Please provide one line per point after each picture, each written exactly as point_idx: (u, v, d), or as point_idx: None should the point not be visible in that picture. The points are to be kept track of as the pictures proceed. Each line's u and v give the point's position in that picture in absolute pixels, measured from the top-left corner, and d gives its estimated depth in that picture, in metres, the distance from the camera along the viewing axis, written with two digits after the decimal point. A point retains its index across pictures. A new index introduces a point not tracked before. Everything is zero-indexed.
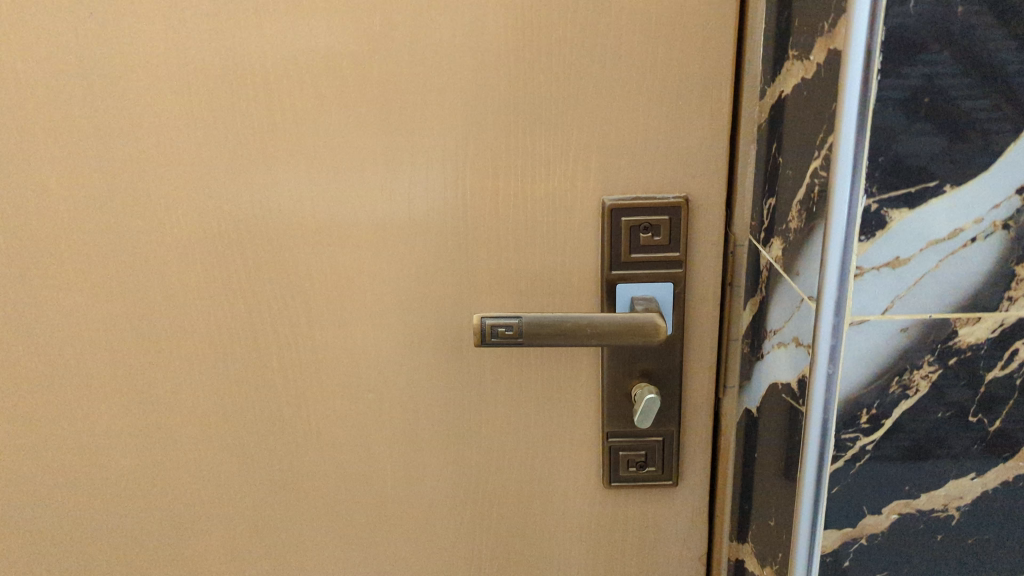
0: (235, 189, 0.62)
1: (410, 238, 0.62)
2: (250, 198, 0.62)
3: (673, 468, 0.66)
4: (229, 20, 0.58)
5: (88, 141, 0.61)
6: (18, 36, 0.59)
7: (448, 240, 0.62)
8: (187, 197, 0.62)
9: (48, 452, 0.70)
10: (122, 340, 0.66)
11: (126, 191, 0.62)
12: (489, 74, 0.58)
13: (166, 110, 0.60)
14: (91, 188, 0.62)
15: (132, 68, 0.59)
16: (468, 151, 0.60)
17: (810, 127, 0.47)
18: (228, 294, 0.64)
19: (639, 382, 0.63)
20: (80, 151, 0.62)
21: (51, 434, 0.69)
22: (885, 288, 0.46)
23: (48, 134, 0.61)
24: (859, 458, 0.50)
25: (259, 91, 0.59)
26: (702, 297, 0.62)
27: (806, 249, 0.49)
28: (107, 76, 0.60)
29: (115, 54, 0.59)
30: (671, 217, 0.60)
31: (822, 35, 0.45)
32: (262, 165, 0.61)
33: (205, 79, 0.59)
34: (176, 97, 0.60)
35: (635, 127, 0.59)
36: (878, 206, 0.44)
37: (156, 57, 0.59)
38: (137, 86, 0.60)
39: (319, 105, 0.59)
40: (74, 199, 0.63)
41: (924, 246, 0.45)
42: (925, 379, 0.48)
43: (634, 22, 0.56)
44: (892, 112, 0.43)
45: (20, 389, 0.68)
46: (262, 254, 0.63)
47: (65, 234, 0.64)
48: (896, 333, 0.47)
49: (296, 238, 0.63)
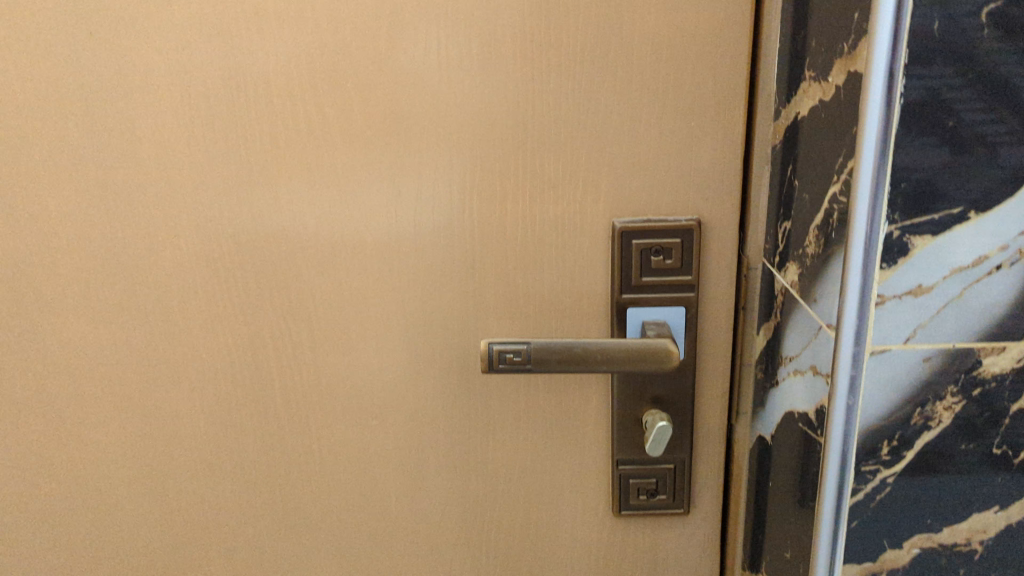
0: (236, 209, 0.61)
1: (417, 260, 0.61)
2: (252, 218, 0.61)
3: (684, 497, 0.65)
4: (232, 37, 0.56)
5: (86, 160, 0.60)
6: (15, 52, 0.58)
7: (454, 261, 0.61)
8: (187, 218, 0.61)
9: (44, 476, 0.68)
10: (120, 363, 0.65)
11: (125, 211, 0.61)
12: (496, 93, 0.57)
13: (167, 128, 0.59)
14: (90, 208, 0.61)
15: (132, 85, 0.58)
16: (475, 171, 0.59)
17: (829, 151, 0.46)
18: (229, 316, 0.63)
19: (650, 408, 0.62)
20: (78, 169, 0.60)
21: (47, 458, 0.68)
22: (907, 316, 0.44)
23: (46, 152, 0.60)
24: (880, 491, 0.48)
25: (262, 110, 0.58)
26: (714, 321, 0.61)
27: (824, 275, 0.47)
28: (107, 94, 0.58)
29: (114, 71, 0.58)
30: (683, 239, 0.59)
31: (841, 57, 0.44)
32: (264, 185, 0.60)
33: (206, 97, 0.58)
34: (177, 115, 0.58)
35: (646, 148, 0.57)
36: (900, 232, 0.43)
37: (157, 75, 0.58)
38: (137, 105, 0.58)
39: (324, 124, 0.58)
40: (72, 219, 0.61)
41: (948, 274, 0.44)
42: (948, 410, 0.46)
43: (646, 41, 0.55)
44: (915, 136, 0.42)
45: (15, 412, 0.67)
46: (263, 276, 0.62)
47: (62, 254, 0.62)
48: (919, 363, 0.45)
49: (299, 259, 0.61)
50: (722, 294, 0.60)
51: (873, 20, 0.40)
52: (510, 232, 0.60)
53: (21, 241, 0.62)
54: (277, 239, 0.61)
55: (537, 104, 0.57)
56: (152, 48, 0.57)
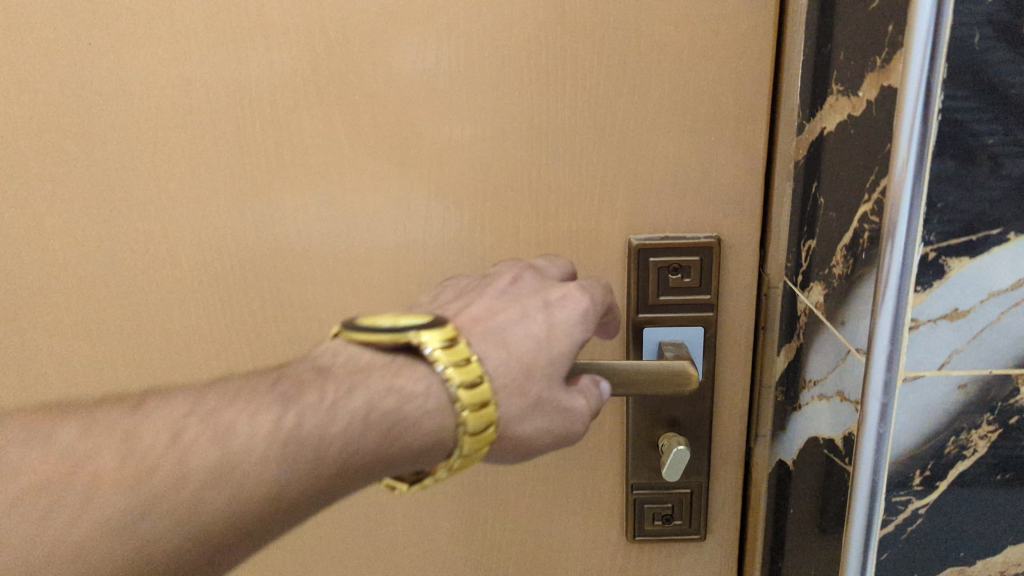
0: (244, 225, 0.59)
1: (434, 273, 0.60)
2: (260, 234, 0.60)
3: (701, 522, 0.64)
4: (236, 50, 0.55)
5: (89, 175, 0.59)
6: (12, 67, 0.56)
7: (471, 275, 0.60)
8: (195, 233, 0.60)
9: None
10: (132, 377, 0.64)
11: (133, 227, 0.60)
12: (509, 107, 0.55)
13: (172, 143, 0.57)
14: (97, 224, 0.60)
15: (134, 99, 0.56)
16: (489, 187, 0.58)
17: (859, 168, 0.44)
18: (241, 331, 0.63)
19: (666, 431, 0.61)
20: (81, 185, 0.59)
21: None
22: (942, 342, 0.42)
23: (48, 167, 0.59)
24: (911, 523, 0.46)
25: (268, 124, 0.57)
26: (732, 340, 0.60)
27: (853, 298, 0.45)
28: (108, 108, 0.57)
29: (114, 85, 0.56)
30: (702, 257, 0.58)
31: (873, 71, 0.42)
32: (271, 200, 0.59)
33: (211, 111, 0.56)
34: (181, 130, 0.57)
35: (664, 164, 0.56)
36: (935, 254, 0.41)
37: (159, 89, 0.56)
38: (139, 119, 0.57)
39: (336, 137, 0.57)
40: (78, 235, 0.60)
41: (985, 298, 0.42)
42: (983, 438, 0.44)
43: (664, 54, 0.53)
44: (952, 156, 0.40)
45: None
46: (274, 291, 0.61)
47: (70, 270, 0.62)
48: (953, 390, 0.43)
49: (311, 275, 0.61)
50: (742, 312, 0.59)
51: (909, 33, 0.39)
52: (527, 247, 0.59)
53: (28, 261, 0.62)
54: (291, 252, 0.60)
55: (551, 118, 0.55)
56: (155, 61, 0.55)
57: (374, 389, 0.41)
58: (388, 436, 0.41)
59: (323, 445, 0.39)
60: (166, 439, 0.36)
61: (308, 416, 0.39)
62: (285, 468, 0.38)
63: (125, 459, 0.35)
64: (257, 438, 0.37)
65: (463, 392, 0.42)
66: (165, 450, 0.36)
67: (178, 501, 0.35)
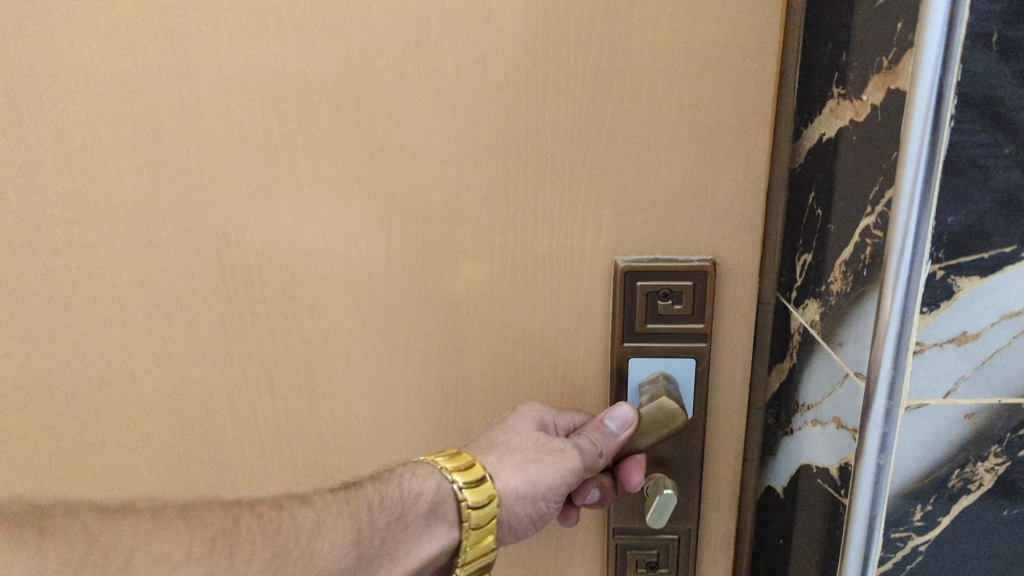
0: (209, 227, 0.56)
1: (413, 295, 0.57)
2: (227, 239, 0.56)
3: (688, 568, 0.61)
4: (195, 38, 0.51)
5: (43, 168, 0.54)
6: None
7: (452, 297, 0.57)
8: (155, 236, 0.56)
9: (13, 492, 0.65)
10: (87, 381, 0.61)
11: (88, 227, 0.56)
12: (490, 109, 0.52)
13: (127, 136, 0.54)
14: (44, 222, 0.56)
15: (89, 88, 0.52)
16: (470, 194, 0.54)
17: (862, 176, 0.41)
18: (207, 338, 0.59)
19: (653, 471, 0.58)
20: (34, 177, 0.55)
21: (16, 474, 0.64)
22: (949, 368, 0.39)
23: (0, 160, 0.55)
24: (911, 559, 0.43)
25: (234, 117, 0.53)
26: (724, 367, 0.57)
27: (852, 318, 0.42)
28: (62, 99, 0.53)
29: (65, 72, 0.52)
30: (695, 283, 0.54)
31: (880, 72, 0.39)
32: (239, 200, 0.55)
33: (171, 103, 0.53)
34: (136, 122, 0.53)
35: (658, 174, 0.52)
36: (944, 273, 0.37)
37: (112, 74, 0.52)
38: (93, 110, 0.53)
39: (305, 144, 0.53)
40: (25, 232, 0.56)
41: (996, 320, 0.38)
42: (990, 471, 0.41)
43: (660, 53, 0.50)
44: (968, 165, 0.36)
45: None
46: (239, 299, 0.57)
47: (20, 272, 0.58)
48: (959, 420, 0.40)
49: (282, 283, 0.57)
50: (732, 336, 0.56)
51: (920, 29, 0.35)
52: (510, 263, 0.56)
53: None
54: (262, 273, 0.57)
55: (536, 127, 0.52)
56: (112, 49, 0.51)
57: (376, 478, 0.49)
58: (416, 492, 0.49)
59: (374, 509, 0.47)
60: (278, 507, 0.44)
61: (356, 492, 0.47)
62: (340, 534, 0.45)
63: (206, 554, 0.39)
64: (328, 507, 0.46)
65: (442, 460, 0.51)
66: (261, 523, 0.42)
67: (285, 548, 0.42)
